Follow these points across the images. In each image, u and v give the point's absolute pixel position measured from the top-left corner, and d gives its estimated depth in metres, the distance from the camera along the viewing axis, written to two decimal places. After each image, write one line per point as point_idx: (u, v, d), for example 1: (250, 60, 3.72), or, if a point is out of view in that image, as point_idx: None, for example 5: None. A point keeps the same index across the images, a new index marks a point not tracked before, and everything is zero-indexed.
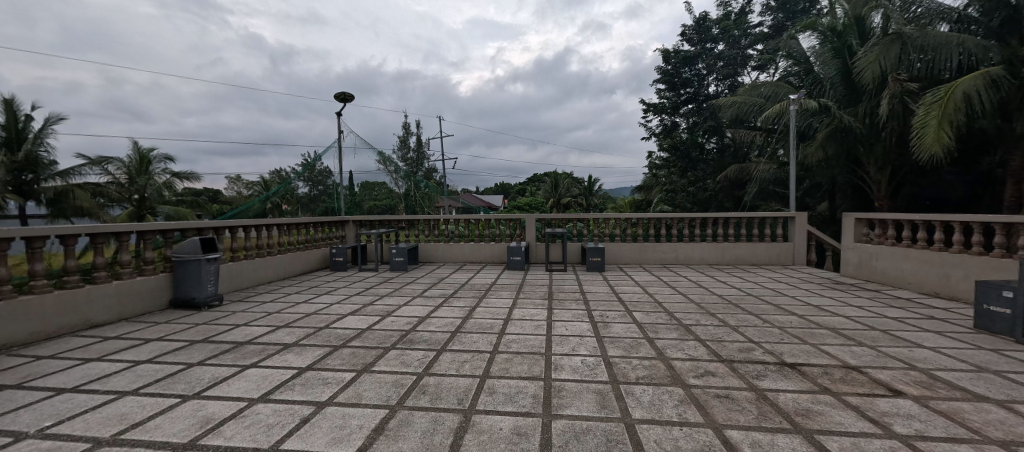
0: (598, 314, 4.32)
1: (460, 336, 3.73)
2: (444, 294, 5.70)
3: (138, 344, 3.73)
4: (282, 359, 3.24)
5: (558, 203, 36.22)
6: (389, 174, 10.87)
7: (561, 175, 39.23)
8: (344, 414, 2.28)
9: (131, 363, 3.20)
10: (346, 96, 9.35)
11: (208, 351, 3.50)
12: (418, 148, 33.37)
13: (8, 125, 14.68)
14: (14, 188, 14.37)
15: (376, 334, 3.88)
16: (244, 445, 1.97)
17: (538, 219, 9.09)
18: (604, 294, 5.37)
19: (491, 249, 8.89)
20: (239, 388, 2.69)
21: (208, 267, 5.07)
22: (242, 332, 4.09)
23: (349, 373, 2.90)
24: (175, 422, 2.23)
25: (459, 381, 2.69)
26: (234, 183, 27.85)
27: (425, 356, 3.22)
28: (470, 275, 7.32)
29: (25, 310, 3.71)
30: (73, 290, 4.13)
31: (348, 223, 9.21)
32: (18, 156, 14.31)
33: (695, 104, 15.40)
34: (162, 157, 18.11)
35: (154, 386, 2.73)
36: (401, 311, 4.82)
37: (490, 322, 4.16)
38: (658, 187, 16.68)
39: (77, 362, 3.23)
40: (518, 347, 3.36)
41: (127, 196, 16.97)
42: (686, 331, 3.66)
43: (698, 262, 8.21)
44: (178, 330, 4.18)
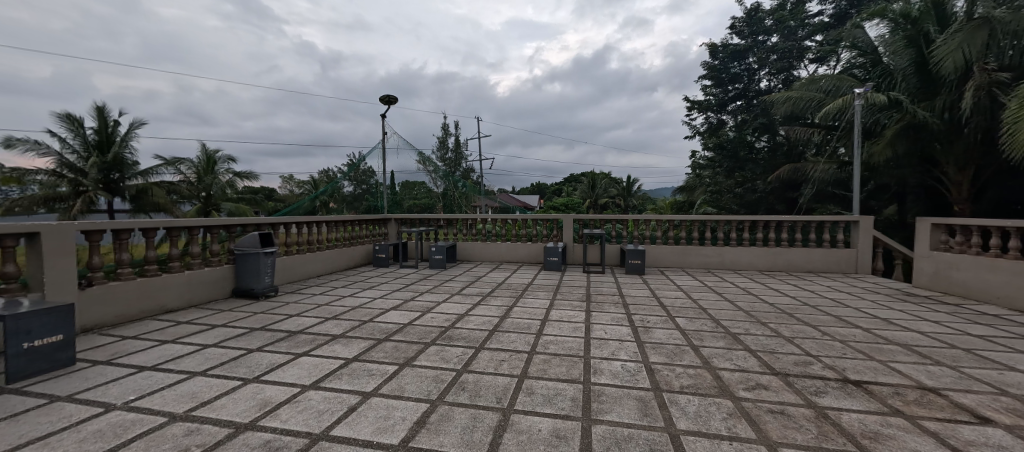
0: (638, 319, 4.19)
1: (497, 335, 3.76)
2: (481, 293, 5.78)
3: (206, 329, 4.09)
4: (330, 350, 3.42)
5: (596, 204, 35.61)
6: (428, 174, 11.18)
7: (599, 175, 38.55)
8: (388, 405, 2.37)
9: (200, 346, 3.51)
10: (390, 99, 9.73)
11: (266, 338, 3.77)
12: (456, 149, 34.06)
13: (100, 129, 16.54)
14: (105, 186, 16.27)
15: (417, 330, 4.00)
16: (298, 428, 2.10)
17: (575, 219, 8.98)
18: (644, 298, 5.21)
19: (527, 248, 8.88)
20: (292, 375, 2.87)
21: (266, 260, 5.46)
22: (295, 322, 4.37)
23: (392, 366, 3.01)
24: (238, 403, 2.42)
25: (498, 380, 2.71)
26: (287, 182, 29.79)
27: (464, 353, 3.27)
28: (506, 275, 7.36)
29: (113, 294, 4.19)
30: (151, 278, 4.59)
31: (390, 221, 9.61)
32: (108, 157, 16.13)
33: (744, 100, 14.54)
34: (225, 158, 19.75)
35: (220, 369, 2.99)
36: (439, 308, 4.94)
37: (527, 322, 4.16)
38: (702, 188, 15.97)
39: (155, 343, 3.59)
40: (556, 348, 3.34)
41: (196, 194, 18.68)
42: (733, 340, 3.47)
43: (747, 267, 7.76)
44: (239, 317, 4.54)
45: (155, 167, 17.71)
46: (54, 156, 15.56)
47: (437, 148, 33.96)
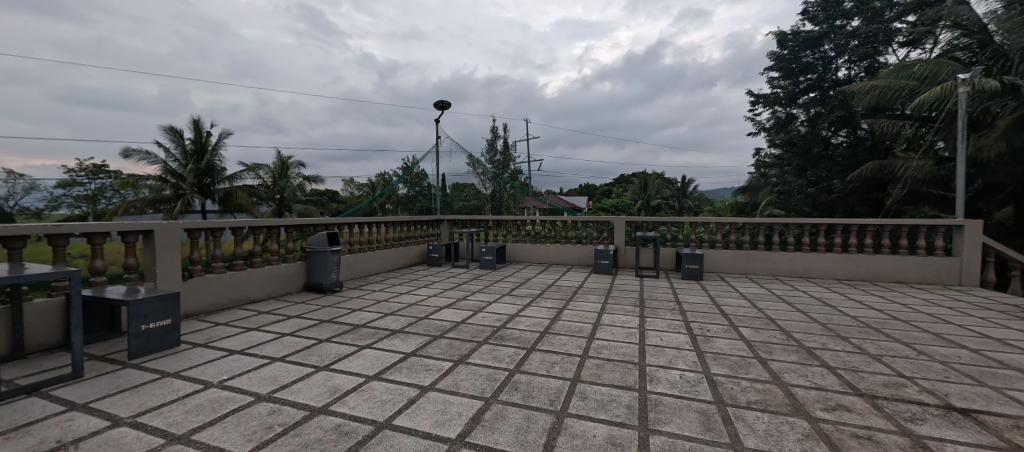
0: (697, 327, 3.98)
1: (548, 337, 3.75)
2: (531, 294, 5.80)
3: (283, 319, 4.50)
4: (390, 344, 3.62)
5: (648, 205, 34.34)
6: (477, 175, 11.47)
7: (652, 176, 37.19)
8: (444, 400, 2.46)
9: (279, 335, 3.88)
10: (445, 104, 10.09)
11: (333, 330, 4.07)
12: (505, 151, 34.64)
13: (197, 140, 18.70)
14: (201, 189, 18.48)
15: (470, 328, 4.11)
16: (364, 416, 2.25)
17: (627, 222, 8.73)
18: (703, 306, 4.93)
19: (577, 250, 8.76)
20: (357, 365, 3.08)
21: (332, 257, 5.88)
22: (358, 316, 4.67)
23: (447, 363, 3.12)
24: (312, 388, 2.63)
25: (550, 382, 2.71)
26: (348, 185, 31.88)
27: (516, 353, 3.31)
28: (556, 277, 7.31)
29: (209, 285, 4.75)
30: (239, 271, 5.14)
31: (443, 222, 9.96)
32: (202, 164, 18.32)
33: (818, 92, 13.27)
34: (297, 163, 21.59)
35: (295, 356, 3.27)
36: (490, 308, 5.02)
37: (578, 325, 4.11)
38: (767, 188, 14.82)
39: (242, 330, 4.01)
40: (609, 353, 3.27)
41: (272, 196, 20.65)
42: (808, 354, 3.18)
43: (823, 275, 7.06)
44: (310, 310, 4.94)
45: (239, 172, 19.76)
46: (161, 164, 17.90)
47: (486, 151, 34.67)
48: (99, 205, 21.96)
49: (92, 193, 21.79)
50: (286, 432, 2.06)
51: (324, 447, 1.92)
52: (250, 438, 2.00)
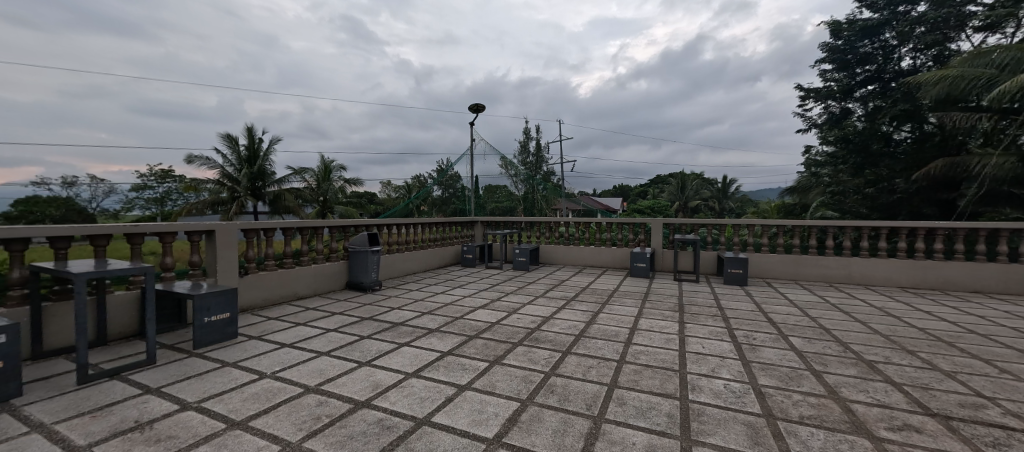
0: (741, 335, 3.79)
1: (584, 340, 3.70)
2: (565, 297, 5.75)
3: (328, 315, 4.72)
4: (427, 342, 3.71)
5: (686, 207, 33.12)
6: (509, 177, 11.51)
7: (690, 176, 35.88)
8: (481, 399, 2.49)
9: (324, 330, 4.07)
10: (479, 107, 10.23)
11: (374, 328, 4.22)
12: (537, 153, 34.64)
13: (250, 146, 19.99)
14: (253, 192, 19.77)
15: (504, 329, 4.13)
16: (404, 412, 2.32)
17: (665, 224, 8.47)
18: (748, 312, 4.69)
19: (612, 253, 8.59)
20: (397, 362, 3.17)
21: (373, 257, 6.11)
22: (397, 314, 4.82)
23: (483, 363, 3.15)
24: (355, 383, 2.74)
25: (587, 386, 2.67)
26: (385, 187, 32.98)
27: (551, 356, 3.29)
28: (590, 280, 7.21)
29: (261, 282, 5.07)
30: (288, 269, 5.44)
31: (477, 223, 10.09)
32: (254, 168, 19.61)
33: (878, 84, 12.30)
34: (339, 167, 22.60)
35: (340, 351, 3.43)
36: (524, 309, 5.02)
37: (615, 329, 4.03)
38: (819, 188, 13.89)
39: (291, 325, 4.25)
40: (647, 359, 3.18)
41: (316, 198, 21.75)
42: (868, 368, 2.95)
43: (884, 283, 6.52)
44: (352, 307, 5.16)
45: (287, 175, 20.97)
46: (219, 169, 19.32)
47: (518, 152, 34.80)
48: (165, 206, 24.04)
49: (160, 196, 23.88)
50: (333, 423, 2.16)
51: (368, 440, 2.00)
52: (301, 427, 2.11)
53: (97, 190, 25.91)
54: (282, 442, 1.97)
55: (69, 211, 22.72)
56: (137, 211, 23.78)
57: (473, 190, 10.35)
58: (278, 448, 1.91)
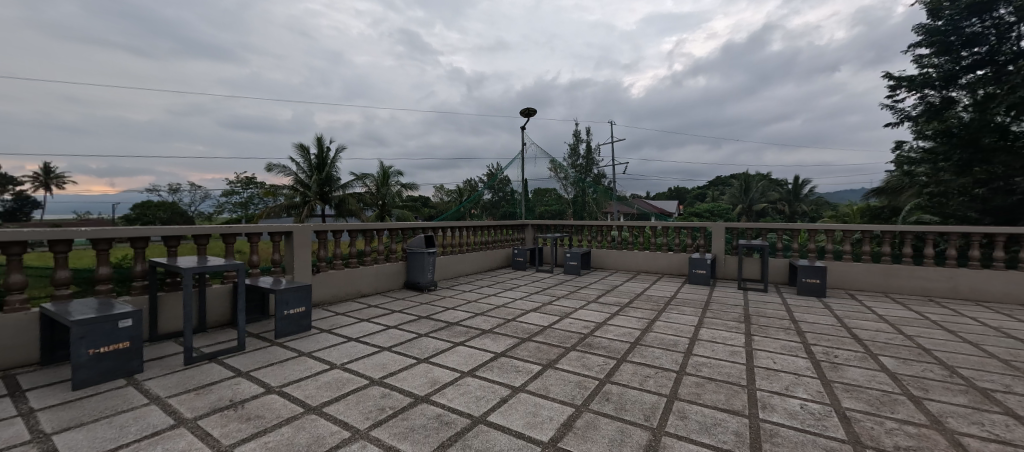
0: (820, 351, 3.45)
1: (640, 348, 3.57)
2: (618, 303, 5.59)
3: (388, 313, 4.99)
4: (481, 343, 3.78)
5: (750, 210, 30.78)
6: (559, 180, 11.44)
7: (756, 177, 33.28)
8: (535, 402, 2.50)
9: (385, 327, 4.31)
10: (530, 111, 10.29)
11: (430, 326, 4.39)
12: (588, 155, 34.17)
13: (320, 154, 21.65)
14: (322, 196, 21.44)
15: (556, 333, 4.10)
16: (461, 409, 2.39)
17: (728, 228, 7.93)
18: (827, 327, 4.25)
19: (668, 259, 8.23)
20: (453, 361, 3.28)
21: (429, 258, 6.36)
22: (452, 314, 4.98)
23: (536, 366, 3.16)
24: (414, 378, 2.88)
25: (645, 396, 2.58)
26: (439, 191, 34.16)
27: (605, 363, 3.22)
28: (644, 286, 6.94)
29: (330, 279, 5.49)
30: (354, 268, 5.84)
31: (527, 226, 10.13)
32: (321, 175, 21.27)
33: (990, 68, 10.59)
34: (396, 172, 23.82)
35: (400, 347, 3.61)
36: (576, 314, 4.96)
37: (673, 339, 3.85)
38: (913, 189, 12.24)
39: (356, 320, 4.54)
40: (710, 372, 3.00)
41: (375, 202, 23.09)
42: (983, 397, 2.55)
43: (1001, 300, 5.61)
44: (410, 306, 5.41)
45: (350, 181, 22.47)
46: (293, 176, 21.18)
47: (568, 155, 34.47)
48: (249, 209, 26.81)
49: (244, 200, 26.68)
50: (396, 415, 2.28)
51: (428, 433, 2.09)
52: (368, 417, 2.25)
53: (195, 196, 29.60)
54: (352, 429, 2.11)
55: (174, 214, 26.14)
56: (226, 214, 26.78)
57: (523, 194, 10.66)
58: (349, 434, 2.05)
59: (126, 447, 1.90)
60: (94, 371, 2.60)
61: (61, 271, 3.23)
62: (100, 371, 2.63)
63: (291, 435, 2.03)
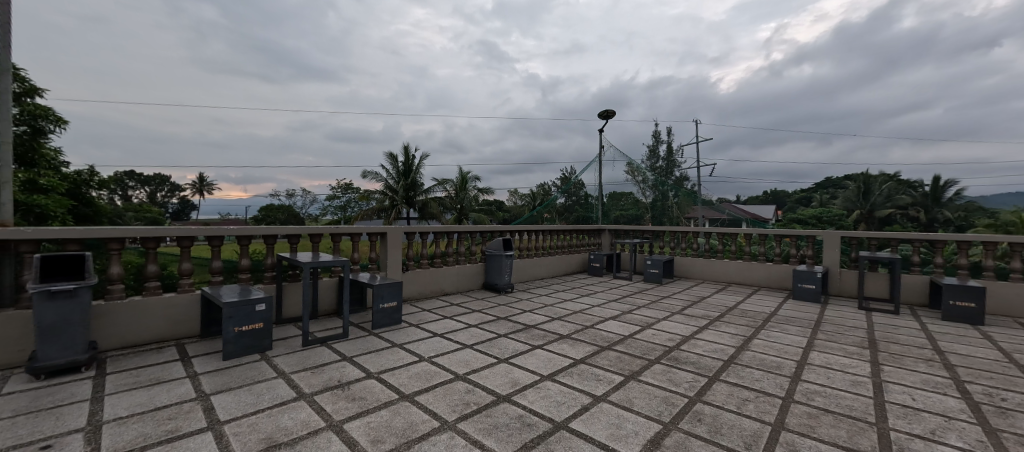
0: (979, 391, 2.80)
1: (735, 367, 3.25)
2: (708, 316, 5.16)
3: (469, 312, 5.20)
4: (559, 348, 3.76)
5: (872, 217, 26.36)
6: (637, 184, 10.80)
7: (880, 179, 28.40)
8: (619, 414, 2.41)
9: (467, 325, 4.50)
10: (609, 113, 10.03)
11: (509, 328, 4.48)
12: (670, 156, 32.38)
13: (406, 161, 23.37)
14: (408, 201, 23.11)
15: (639, 344, 3.92)
16: (542, 412, 2.40)
17: (843, 237, 6.87)
18: (987, 362, 3.44)
19: (765, 270, 7.39)
20: (532, 363, 3.30)
21: (506, 261, 6.51)
22: (529, 317, 5.02)
23: (618, 377, 3.04)
24: (495, 377, 2.95)
25: (744, 421, 2.33)
26: (513, 195, 34.82)
27: (695, 380, 2.99)
28: (738, 299, 6.31)
29: (417, 277, 5.90)
30: (438, 268, 6.20)
31: (604, 232, 9.86)
32: (407, 180, 23.01)
33: None
34: (474, 177, 24.83)
35: (481, 346, 3.74)
36: (660, 326, 4.67)
37: (776, 360, 3.44)
38: None
39: (440, 317, 4.81)
40: (825, 403, 2.61)
41: (454, 205, 24.31)
42: None
43: None
44: (489, 306, 5.58)
45: (432, 186, 23.92)
46: (383, 181, 23.16)
47: (648, 157, 32.84)
48: (347, 212, 29.97)
49: (343, 204, 29.88)
50: (480, 411, 2.37)
51: (511, 432, 2.13)
52: (455, 410, 2.37)
53: (306, 200, 33.97)
54: (441, 419, 2.24)
55: (290, 216, 30.29)
56: (329, 216, 30.21)
57: (598, 197, 10.41)
58: (438, 424, 2.17)
59: (262, 413, 2.23)
60: (238, 345, 3.12)
61: (215, 261, 3.97)
62: (241, 347, 3.14)
63: (389, 419, 2.21)
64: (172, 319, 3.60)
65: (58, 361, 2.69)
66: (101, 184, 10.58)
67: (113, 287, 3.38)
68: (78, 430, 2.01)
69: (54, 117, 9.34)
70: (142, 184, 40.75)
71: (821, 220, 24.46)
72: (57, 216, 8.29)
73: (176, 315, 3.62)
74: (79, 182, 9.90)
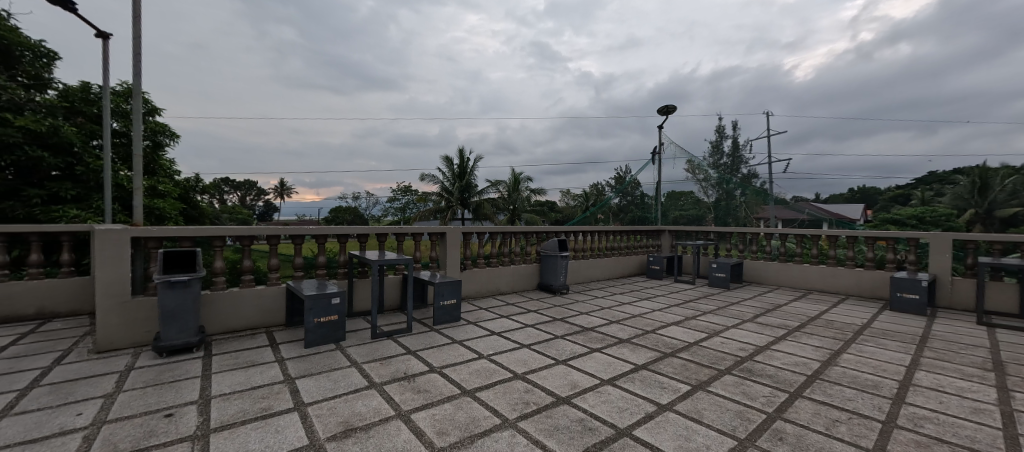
0: None
1: (821, 383, 2.94)
2: (785, 325, 4.71)
3: (525, 312, 5.22)
4: (619, 352, 3.64)
5: (990, 217, 22.47)
6: (697, 182, 9.91)
7: (1002, 172, 24.13)
8: (687, 425, 2.28)
9: (523, 325, 4.52)
10: (668, 108, 9.56)
11: (566, 329, 4.43)
12: (736, 152, 30.17)
13: (461, 163, 24.07)
14: (462, 202, 23.79)
15: (706, 352, 3.68)
16: (604, 417, 2.34)
17: (956, 241, 5.92)
18: None
19: (854, 277, 6.60)
20: (591, 366, 3.23)
21: (563, 262, 6.45)
22: (585, 319, 4.93)
23: (684, 385, 2.88)
24: (554, 378, 2.93)
25: (834, 444, 2.10)
26: (564, 196, 34.31)
27: (773, 394, 2.74)
28: (820, 308, 5.71)
29: (474, 276, 6.05)
30: (494, 268, 6.31)
31: (664, 233, 9.44)
32: (462, 181, 23.68)
33: None
34: (526, 178, 24.93)
35: (538, 346, 3.74)
36: (729, 334, 4.35)
37: (872, 379, 3.04)
38: None
39: (497, 316, 4.89)
40: (938, 430, 2.27)
41: (507, 206, 24.57)
42: None
43: None
44: (544, 307, 5.56)
45: (486, 187, 24.37)
46: (439, 184, 24.04)
47: (711, 154, 30.84)
48: (406, 213, 31.42)
49: (403, 205, 31.49)
50: (541, 411, 2.37)
51: (573, 435, 2.10)
52: (515, 408, 2.39)
53: (370, 202, 36.22)
54: (502, 417, 2.27)
55: (356, 218, 32.54)
56: (390, 217, 31.99)
57: (654, 197, 9.97)
58: (499, 421, 2.21)
59: (339, 398, 2.42)
60: (317, 335, 3.41)
61: (298, 257, 4.37)
62: (320, 336, 3.43)
63: (452, 412, 2.28)
64: (263, 309, 4.02)
65: (176, 342, 3.12)
66: (204, 190, 12.07)
67: (217, 280, 3.85)
68: (192, 403, 2.31)
69: (169, 132, 10.86)
70: (235, 189, 46.08)
71: (923, 220, 21.31)
72: (171, 217, 9.60)
73: (266, 305, 4.03)
74: (188, 188, 11.42)
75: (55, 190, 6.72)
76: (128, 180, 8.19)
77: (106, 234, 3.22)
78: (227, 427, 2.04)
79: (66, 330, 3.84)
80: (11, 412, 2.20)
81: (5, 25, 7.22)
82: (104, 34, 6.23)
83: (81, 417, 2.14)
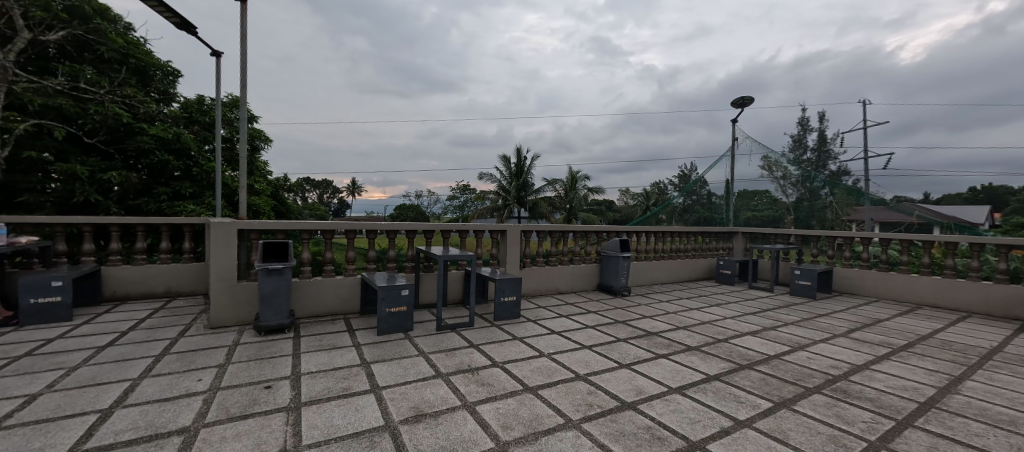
0: None
1: (937, 413, 2.53)
2: (886, 342, 4.14)
3: (585, 312, 5.11)
4: (688, 360, 3.43)
5: None
6: (774, 181, 8.77)
7: None
8: (769, 445, 2.09)
9: (583, 325, 4.44)
10: (745, 100, 8.81)
11: (629, 332, 4.27)
12: (823, 146, 27.10)
13: (519, 162, 24.27)
14: (519, 200, 24.00)
15: (789, 367, 3.34)
16: (673, 426, 2.22)
17: None
18: None
19: (978, 292, 5.62)
20: (657, 373, 3.08)
21: (624, 262, 6.24)
22: (649, 323, 4.72)
23: (764, 401, 2.64)
24: (618, 382, 2.84)
25: None
26: (624, 195, 33.20)
27: (877, 420, 2.41)
28: (932, 325, 4.93)
29: (533, 274, 6.06)
30: (553, 266, 6.28)
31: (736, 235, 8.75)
32: (519, 180, 23.88)
33: None
34: (584, 177, 24.48)
35: (599, 348, 3.65)
36: (816, 348, 3.91)
37: (1007, 413, 2.56)
38: None
39: (557, 315, 4.85)
40: None
41: (563, 205, 24.36)
42: None
43: None
44: (605, 308, 5.41)
45: (542, 186, 24.33)
46: (496, 183, 24.46)
47: (792, 148, 28.03)
48: (464, 211, 32.38)
49: (461, 203, 32.49)
50: (604, 414, 2.30)
51: (640, 443, 2.02)
52: (578, 409, 2.35)
53: (431, 200, 37.88)
54: (565, 417, 2.24)
55: (418, 215, 34.20)
56: (449, 214, 33.18)
57: (722, 197, 9.29)
58: (563, 421, 2.18)
59: (409, 384, 2.55)
60: (388, 324, 3.63)
61: (372, 250, 4.68)
62: (391, 325, 3.65)
63: (515, 408, 2.31)
64: (342, 297, 4.37)
65: (272, 323, 3.51)
66: (290, 188, 13.43)
67: (304, 269, 4.25)
68: (286, 378, 2.58)
69: (263, 137, 12.21)
70: (315, 187, 50.65)
71: None
72: (266, 212, 10.77)
73: (344, 293, 4.38)
74: (277, 187, 12.77)
75: (177, 188, 7.86)
76: (233, 180, 9.35)
77: (220, 225, 3.70)
78: (315, 402, 2.25)
79: (187, 308, 4.48)
80: (149, 373, 2.61)
81: (142, 49, 8.55)
82: (216, 52, 7.14)
83: (201, 383, 2.48)
